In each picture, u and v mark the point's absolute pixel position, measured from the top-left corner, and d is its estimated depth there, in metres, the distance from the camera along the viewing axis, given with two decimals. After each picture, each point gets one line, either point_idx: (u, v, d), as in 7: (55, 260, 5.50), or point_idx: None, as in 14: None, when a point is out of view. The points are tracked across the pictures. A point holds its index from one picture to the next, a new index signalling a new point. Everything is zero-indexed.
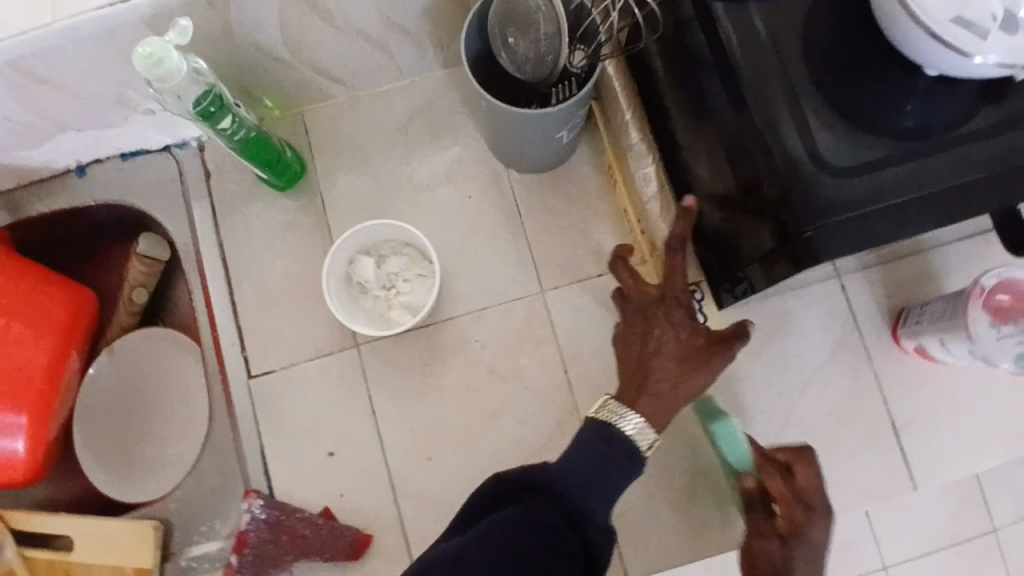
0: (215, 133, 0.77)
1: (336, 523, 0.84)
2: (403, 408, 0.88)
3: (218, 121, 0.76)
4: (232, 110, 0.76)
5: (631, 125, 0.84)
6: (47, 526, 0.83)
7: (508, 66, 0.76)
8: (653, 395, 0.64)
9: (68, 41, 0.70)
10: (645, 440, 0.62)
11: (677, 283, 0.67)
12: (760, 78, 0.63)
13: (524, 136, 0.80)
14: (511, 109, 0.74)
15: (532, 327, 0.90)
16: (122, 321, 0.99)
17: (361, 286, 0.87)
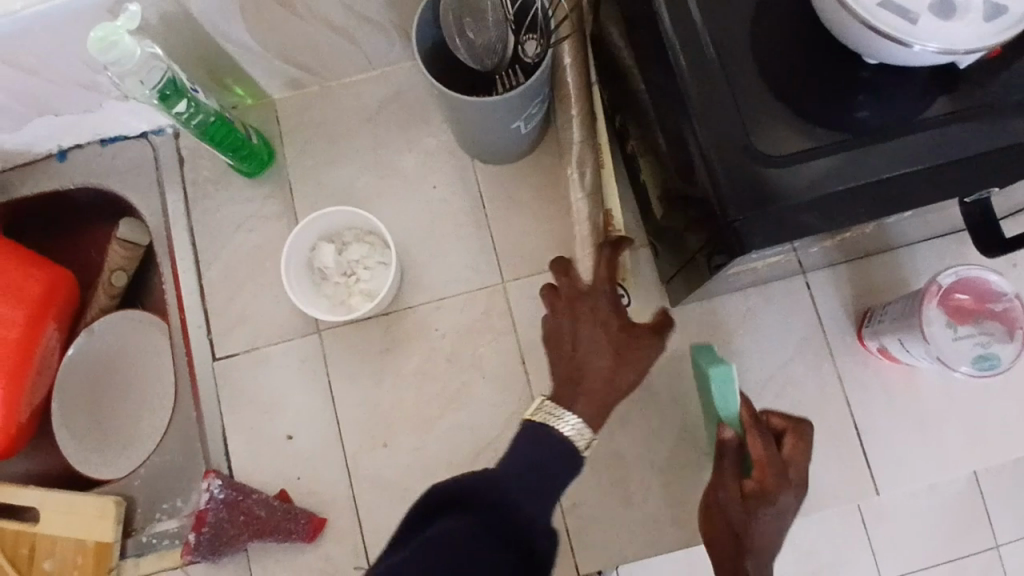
0: (172, 117, 0.80)
1: (291, 506, 0.86)
2: (362, 393, 0.90)
3: (173, 105, 0.78)
4: (187, 95, 0.78)
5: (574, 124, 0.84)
6: (18, 497, 0.88)
7: (466, 59, 0.76)
8: (590, 395, 0.64)
9: (34, 26, 0.72)
10: (583, 440, 0.63)
11: (608, 280, 0.68)
12: (698, 68, 0.63)
13: (481, 125, 0.80)
14: (463, 97, 0.73)
15: (492, 316, 0.91)
16: (100, 304, 1.01)
17: (322, 272, 0.89)
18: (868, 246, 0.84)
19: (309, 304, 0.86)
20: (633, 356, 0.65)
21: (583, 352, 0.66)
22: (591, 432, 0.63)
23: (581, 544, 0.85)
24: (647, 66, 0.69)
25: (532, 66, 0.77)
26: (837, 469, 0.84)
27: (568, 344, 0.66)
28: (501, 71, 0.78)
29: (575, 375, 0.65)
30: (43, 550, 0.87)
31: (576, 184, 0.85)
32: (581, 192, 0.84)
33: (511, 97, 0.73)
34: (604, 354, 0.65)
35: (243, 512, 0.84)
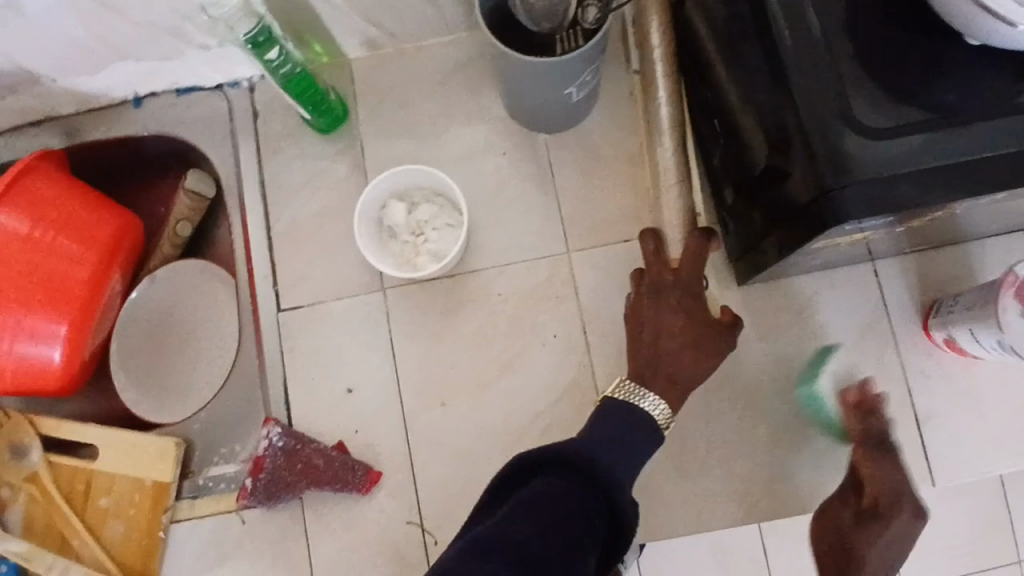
0: (263, 64, 0.81)
1: (349, 457, 0.87)
2: (422, 352, 0.90)
3: (266, 53, 0.79)
4: (280, 44, 0.79)
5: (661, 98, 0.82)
6: (76, 434, 0.90)
7: (525, 22, 0.78)
8: (665, 381, 0.71)
9: None
10: (663, 417, 0.69)
11: (690, 270, 0.74)
12: (799, 38, 0.63)
13: (533, 85, 0.81)
14: (518, 57, 0.75)
15: (553, 286, 0.90)
16: (163, 252, 1.03)
17: (390, 231, 0.90)
18: (941, 236, 0.84)
19: (378, 259, 0.87)
20: (710, 354, 0.73)
21: (663, 340, 0.72)
22: (669, 411, 0.69)
23: (633, 515, 0.85)
24: (741, 36, 0.69)
25: (591, 32, 0.76)
26: None
27: (650, 334, 0.73)
28: (560, 33, 0.78)
29: (653, 362, 0.72)
30: (100, 487, 0.89)
31: (670, 159, 0.83)
32: (675, 179, 0.82)
33: (563, 62, 0.75)
34: (681, 339, 0.72)
35: (301, 460, 0.86)
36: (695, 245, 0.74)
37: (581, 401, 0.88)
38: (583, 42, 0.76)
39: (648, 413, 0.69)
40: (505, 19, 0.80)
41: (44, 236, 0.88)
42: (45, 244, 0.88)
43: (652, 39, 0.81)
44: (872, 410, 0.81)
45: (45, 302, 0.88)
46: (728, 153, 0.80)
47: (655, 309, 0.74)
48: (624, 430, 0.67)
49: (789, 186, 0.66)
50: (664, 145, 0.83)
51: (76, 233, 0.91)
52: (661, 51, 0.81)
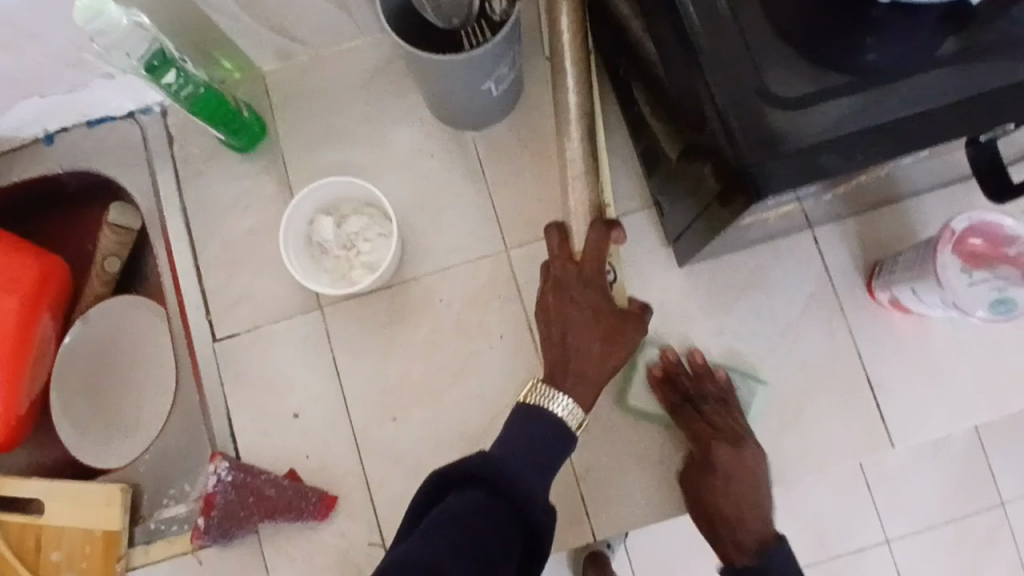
0: (161, 89, 0.77)
1: (302, 483, 0.85)
2: (367, 368, 0.88)
3: (161, 76, 0.75)
4: (176, 65, 0.76)
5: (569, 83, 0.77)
6: (20, 490, 0.87)
7: (432, 18, 0.76)
8: (579, 377, 0.71)
9: (15, 4, 0.70)
10: (575, 419, 0.69)
11: (595, 258, 0.73)
12: (706, 15, 0.61)
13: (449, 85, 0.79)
14: (424, 56, 0.72)
15: (496, 285, 0.88)
16: (95, 292, 1.01)
17: (321, 246, 0.87)
18: (875, 198, 0.83)
19: (309, 278, 0.85)
20: (621, 340, 0.72)
21: (572, 335, 0.72)
22: (582, 412, 0.69)
23: (599, 511, 0.84)
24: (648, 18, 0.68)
25: (498, 25, 0.74)
26: (853, 427, 0.84)
27: (560, 330, 0.72)
28: (468, 27, 0.76)
29: (565, 357, 0.72)
30: (50, 541, 0.86)
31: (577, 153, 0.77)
32: (581, 170, 0.77)
33: (474, 59, 0.73)
34: (593, 334, 0.72)
35: (253, 492, 0.84)
36: (595, 236, 0.73)
37: None
38: (491, 34, 0.74)
39: (558, 415, 0.68)
40: (410, 16, 0.76)
41: None
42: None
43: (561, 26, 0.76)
44: (677, 377, 0.83)
45: None
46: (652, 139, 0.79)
47: (560, 307, 0.73)
48: (536, 441, 0.66)
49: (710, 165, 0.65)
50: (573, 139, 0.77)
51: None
52: (569, 37, 0.76)
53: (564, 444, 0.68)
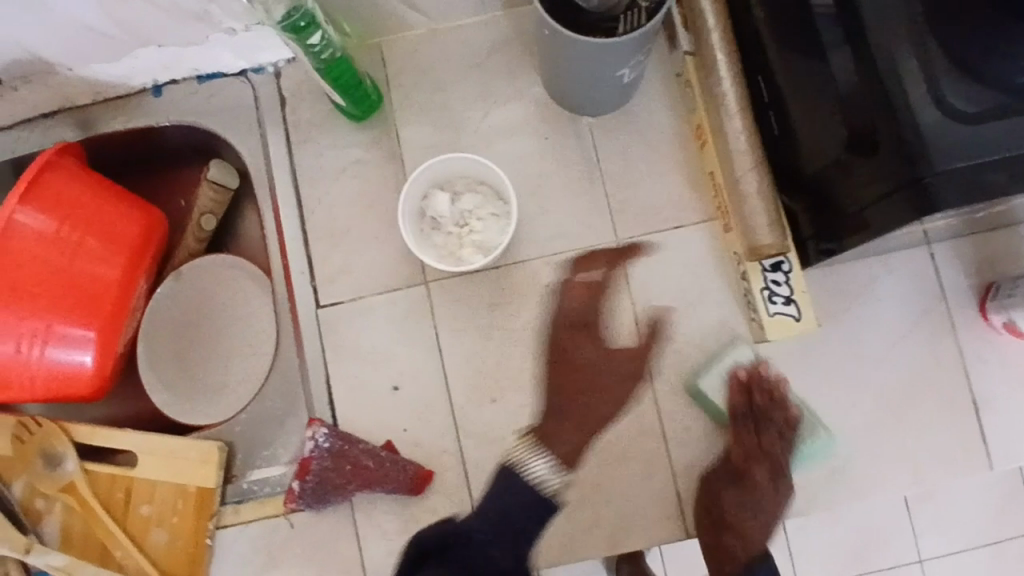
0: (304, 49, 0.76)
1: (398, 456, 0.85)
2: (469, 347, 0.88)
3: (307, 38, 0.74)
4: (321, 27, 0.75)
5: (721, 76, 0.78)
6: (112, 440, 0.87)
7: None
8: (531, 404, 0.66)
9: None
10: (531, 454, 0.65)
11: None
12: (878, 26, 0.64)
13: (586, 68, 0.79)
14: (574, 38, 0.72)
15: (604, 275, 0.87)
16: (188, 248, 1.02)
17: (434, 223, 0.87)
18: None
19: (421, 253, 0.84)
20: None
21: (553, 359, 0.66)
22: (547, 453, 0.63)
23: (694, 508, 0.84)
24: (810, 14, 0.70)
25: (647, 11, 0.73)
26: (952, 446, 0.84)
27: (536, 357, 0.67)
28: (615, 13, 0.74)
29: None
30: (140, 495, 0.86)
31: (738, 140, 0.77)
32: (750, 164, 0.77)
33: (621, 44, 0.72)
34: None
35: (350, 461, 0.84)
36: None
37: (635, 394, 0.86)
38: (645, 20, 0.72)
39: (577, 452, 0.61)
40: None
41: (71, 236, 0.83)
42: (74, 244, 0.83)
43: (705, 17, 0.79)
44: (760, 385, 0.83)
45: (75, 306, 0.84)
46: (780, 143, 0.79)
47: None
48: None
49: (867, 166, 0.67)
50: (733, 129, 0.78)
51: (102, 232, 0.86)
52: (715, 29, 0.78)
53: None
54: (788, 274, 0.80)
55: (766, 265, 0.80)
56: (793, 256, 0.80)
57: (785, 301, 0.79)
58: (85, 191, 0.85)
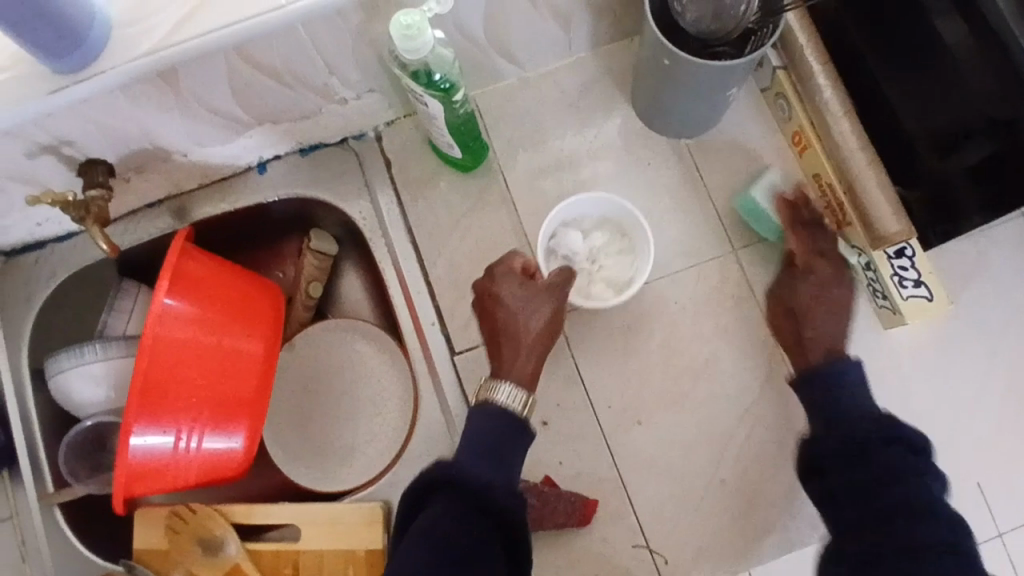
0: (450, 108, 0.77)
1: (560, 490, 0.86)
2: (611, 372, 0.91)
3: (454, 97, 0.76)
4: (462, 85, 0.76)
5: (823, 84, 0.85)
6: (268, 515, 0.86)
7: (692, 27, 0.79)
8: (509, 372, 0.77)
9: (297, 22, 0.72)
10: (519, 405, 0.75)
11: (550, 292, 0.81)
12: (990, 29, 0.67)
13: (699, 90, 0.84)
14: (695, 62, 0.78)
15: (728, 287, 0.92)
16: (299, 317, 1.03)
17: (565, 261, 0.89)
18: None
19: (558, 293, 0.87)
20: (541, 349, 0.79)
21: (520, 351, 0.79)
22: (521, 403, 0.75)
23: None
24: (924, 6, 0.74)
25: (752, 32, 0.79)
26: None
27: (507, 351, 0.79)
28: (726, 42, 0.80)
29: (505, 353, 0.79)
30: (309, 567, 0.85)
31: (854, 142, 0.84)
32: (867, 162, 0.83)
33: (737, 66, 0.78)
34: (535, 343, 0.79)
35: None
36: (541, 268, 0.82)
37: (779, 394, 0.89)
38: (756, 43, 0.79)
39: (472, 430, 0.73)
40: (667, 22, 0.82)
41: (217, 330, 0.84)
42: (220, 335, 0.84)
43: (798, 38, 0.85)
44: None
45: (225, 394, 0.85)
46: (887, 141, 0.86)
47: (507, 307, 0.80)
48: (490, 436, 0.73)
49: (981, 146, 0.77)
50: (845, 133, 0.84)
51: (240, 320, 0.87)
52: (809, 46, 0.85)
53: (511, 434, 0.73)
54: (912, 258, 0.84)
55: (891, 253, 0.84)
56: (915, 243, 0.84)
57: (915, 284, 0.85)
58: (223, 282, 0.86)
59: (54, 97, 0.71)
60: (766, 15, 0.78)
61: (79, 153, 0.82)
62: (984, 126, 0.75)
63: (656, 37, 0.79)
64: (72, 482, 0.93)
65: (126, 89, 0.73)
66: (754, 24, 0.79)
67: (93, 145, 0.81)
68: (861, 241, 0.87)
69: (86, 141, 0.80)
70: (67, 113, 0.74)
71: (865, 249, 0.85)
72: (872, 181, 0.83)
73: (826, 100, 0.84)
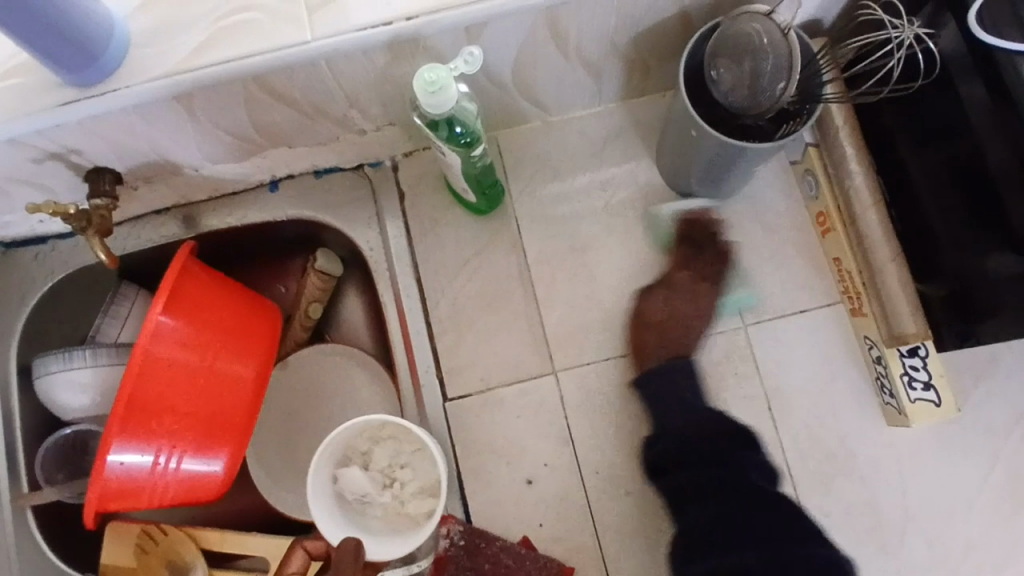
0: (468, 162, 0.76)
1: (538, 554, 0.84)
2: (602, 435, 0.88)
3: (473, 151, 0.75)
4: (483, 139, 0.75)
5: (852, 165, 0.82)
6: (241, 545, 0.85)
7: (724, 100, 0.77)
8: None
9: (319, 58, 0.70)
10: None
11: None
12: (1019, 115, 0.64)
13: (724, 164, 0.82)
14: (722, 138, 0.76)
15: (733, 363, 0.89)
16: (296, 336, 1.01)
17: (361, 502, 0.83)
18: None
19: (378, 541, 0.79)
20: None
21: None
22: None
23: None
24: (963, 90, 0.71)
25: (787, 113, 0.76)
26: None
27: None
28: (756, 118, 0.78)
29: None
30: None
31: (879, 232, 0.81)
32: (890, 254, 0.80)
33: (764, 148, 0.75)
34: None
35: (489, 559, 0.83)
36: None
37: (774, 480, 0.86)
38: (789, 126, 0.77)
39: None
40: (701, 92, 0.80)
41: (207, 356, 0.82)
42: (210, 360, 0.82)
43: (833, 120, 0.83)
44: (455, 555, 0.83)
45: (211, 421, 0.83)
46: (910, 237, 0.83)
47: None
48: None
49: (1013, 260, 0.70)
50: (870, 221, 0.81)
51: (233, 346, 0.85)
52: (845, 129, 0.83)
53: None
54: (925, 358, 0.81)
55: (903, 350, 0.82)
56: (931, 343, 0.81)
57: (924, 386, 0.82)
58: (220, 305, 0.84)
59: (65, 111, 0.69)
60: (803, 100, 0.76)
61: (87, 162, 0.80)
62: (1016, 232, 0.69)
63: (685, 109, 0.77)
64: (44, 485, 0.93)
65: (140, 109, 0.72)
66: (791, 107, 0.77)
67: (101, 155, 0.80)
68: (873, 333, 0.84)
69: (95, 151, 0.79)
70: (74, 127, 0.72)
71: (879, 343, 0.83)
72: (893, 274, 0.80)
73: (856, 183, 0.82)
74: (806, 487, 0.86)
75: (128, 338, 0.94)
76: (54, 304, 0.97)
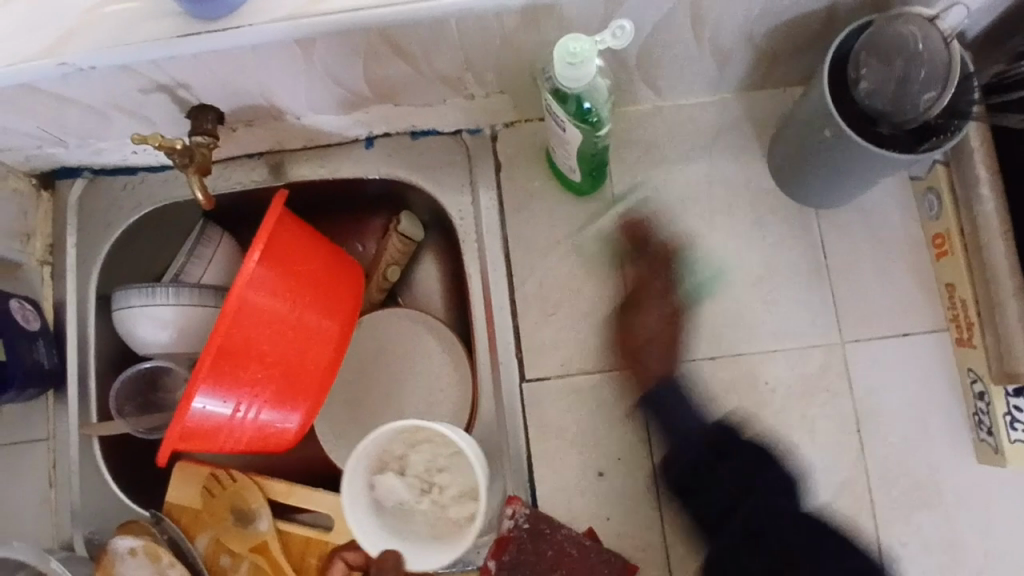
0: (590, 140, 0.73)
1: (604, 547, 0.82)
2: (680, 436, 0.86)
3: (598, 131, 0.72)
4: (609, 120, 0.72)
5: (984, 189, 0.77)
6: (308, 501, 0.84)
7: (864, 104, 0.72)
8: None
9: (451, 15, 0.67)
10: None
11: None
12: None
13: (849, 171, 0.77)
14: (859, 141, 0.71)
15: (825, 379, 0.86)
16: (372, 296, 1.00)
17: (399, 507, 0.81)
18: None
19: (422, 554, 0.77)
20: None
21: None
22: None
23: None
24: None
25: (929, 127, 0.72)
26: None
27: None
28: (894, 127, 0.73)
29: None
30: None
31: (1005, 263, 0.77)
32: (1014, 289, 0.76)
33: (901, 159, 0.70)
34: None
35: (553, 545, 0.81)
36: None
37: (855, 504, 0.84)
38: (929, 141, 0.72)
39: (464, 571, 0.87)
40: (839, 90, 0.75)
41: (295, 311, 0.80)
42: (298, 316, 0.81)
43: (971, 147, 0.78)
44: (519, 537, 0.82)
45: (293, 376, 0.82)
46: None
47: None
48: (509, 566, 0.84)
49: None
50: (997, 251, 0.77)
51: (319, 303, 0.84)
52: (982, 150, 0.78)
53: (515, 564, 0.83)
54: None
55: (1010, 390, 0.77)
56: None
57: None
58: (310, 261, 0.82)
59: (181, 43, 0.67)
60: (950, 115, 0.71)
61: (193, 98, 0.79)
62: None
63: (823, 106, 0.72)
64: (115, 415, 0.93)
65: (258, 49, 0.69)
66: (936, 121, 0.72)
67: (207, 92, 0.78)
68: (981, 367, 0.81)
69: (202, 87, 0.76)
70: (190, 60, 0.70)
71: (986, 378, 0.80)
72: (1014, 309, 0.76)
73: (985, 208, 0.77)
74: (886, 516, 0.83)
75: (210, 279, 0.94)
76: (139, 237, 0.97)
